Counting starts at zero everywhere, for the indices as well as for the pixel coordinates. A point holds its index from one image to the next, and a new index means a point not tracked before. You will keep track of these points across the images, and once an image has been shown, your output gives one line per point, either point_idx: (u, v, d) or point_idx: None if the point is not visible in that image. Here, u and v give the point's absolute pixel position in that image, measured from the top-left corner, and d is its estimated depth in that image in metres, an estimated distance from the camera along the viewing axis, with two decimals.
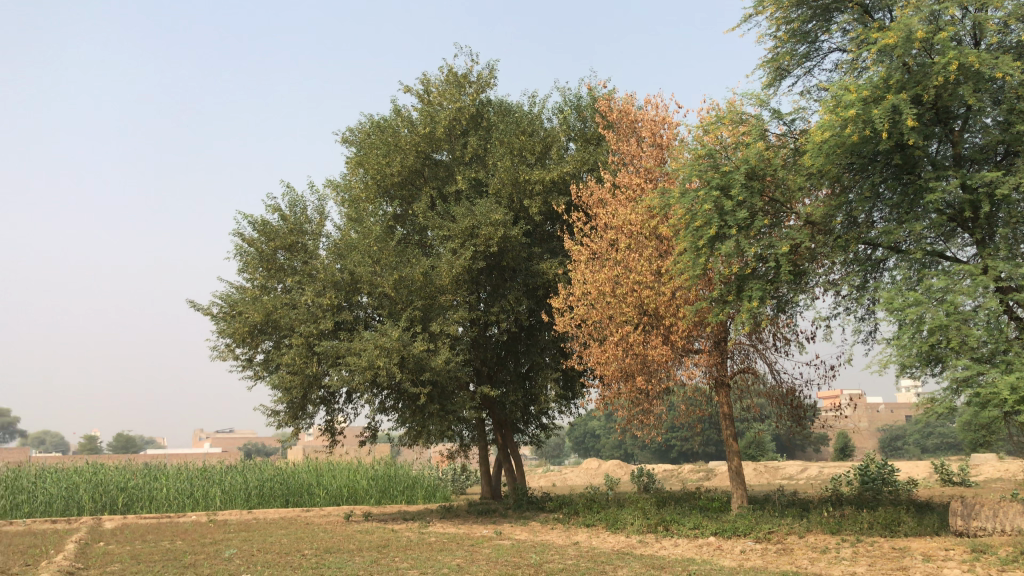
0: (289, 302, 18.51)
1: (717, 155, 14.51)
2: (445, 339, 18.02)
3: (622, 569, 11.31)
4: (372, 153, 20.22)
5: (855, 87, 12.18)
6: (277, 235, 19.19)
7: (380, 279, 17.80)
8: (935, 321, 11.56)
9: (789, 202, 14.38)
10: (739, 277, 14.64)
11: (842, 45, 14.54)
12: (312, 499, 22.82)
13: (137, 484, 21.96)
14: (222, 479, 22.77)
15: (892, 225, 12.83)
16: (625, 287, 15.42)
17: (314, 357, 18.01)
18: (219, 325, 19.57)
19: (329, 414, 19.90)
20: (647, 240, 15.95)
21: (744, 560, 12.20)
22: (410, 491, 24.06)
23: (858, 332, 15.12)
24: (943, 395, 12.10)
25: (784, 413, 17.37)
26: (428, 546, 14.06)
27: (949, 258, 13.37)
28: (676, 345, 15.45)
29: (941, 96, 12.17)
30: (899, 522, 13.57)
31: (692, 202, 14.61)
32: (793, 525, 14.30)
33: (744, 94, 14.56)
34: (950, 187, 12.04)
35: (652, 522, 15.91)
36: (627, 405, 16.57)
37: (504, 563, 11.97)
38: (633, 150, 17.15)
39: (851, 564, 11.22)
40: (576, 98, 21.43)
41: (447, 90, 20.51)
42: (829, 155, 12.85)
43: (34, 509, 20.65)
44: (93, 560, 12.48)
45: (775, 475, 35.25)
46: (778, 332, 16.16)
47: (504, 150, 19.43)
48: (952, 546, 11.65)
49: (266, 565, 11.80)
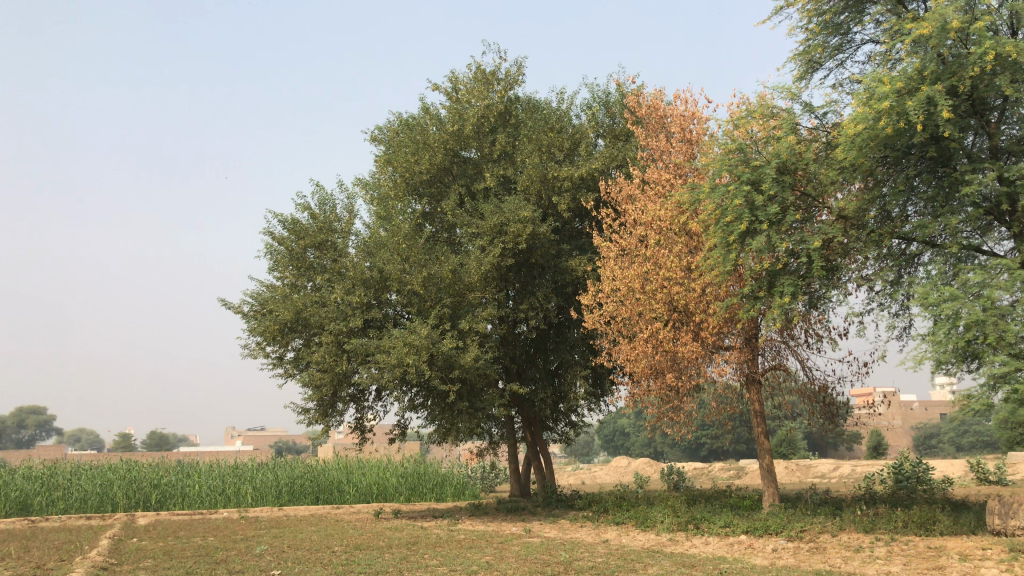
0: (319, 300, 18.60)
1: (748, 149, 14.34)
2: (474, 336, 18.01)
3: (652, 567, 11.23)
4: (400, 151, 20.31)
5: (888, 79, 12.00)
6: (307, 233, 19.31)
7: (409, 276, 17.80)
8: (972, 317, 11.35)
9: (822, 196, 14.12)
10: (771, 273, 14.38)
11: (875, 36, 14.30)
12: (342, 496, 22.93)
13: (170, 481, 22.23)
14: (254, 476, 22.96)
15: (927, 219, 12.67)
16: (654, 283, 15.30)
17: (343, 355, 18.13)
18: (251, 323, 19.70)
19: (359, 411, 19.98)
20: (677, 236, 15.83)
21: (776, 559, 12.06)
22: (439, 490, 24.04)
23: (892, 328, 14.91)
24: (980, 391, 11.89)
25: (816, 411, 17.20)
26: (457, 543, 14.05)
27: (986, 252, 13.17)
28: (707, 342, 15.35)
29: (977, 86, 11.94)
30: (934, 521, 13.34)
31: (722, 197, 14.47)
32: (827, 524, 14.13)
33: (775, 88, 14.40)
34: (987, 180, 11.84)
35: (683, 520, 15.79)
36: (657, 402, 16.50)
37: (533, 560, 11.95)
38: (663, 145, 17.06)
39: (886, 564, 11.05)
40: (604, 94, 21.31)
41: (476, 88, 20.47)
42: (862, 147, 12.66)
43: (70, 505, 20.99)
44: (126, 556, 12.62)
45: (806, 473, 34.91)
46: (810, 328, 15.99)
47: (532, 146, 19.38)
48: (989, 545, 11.43)
49: (296, 561, 11.87)
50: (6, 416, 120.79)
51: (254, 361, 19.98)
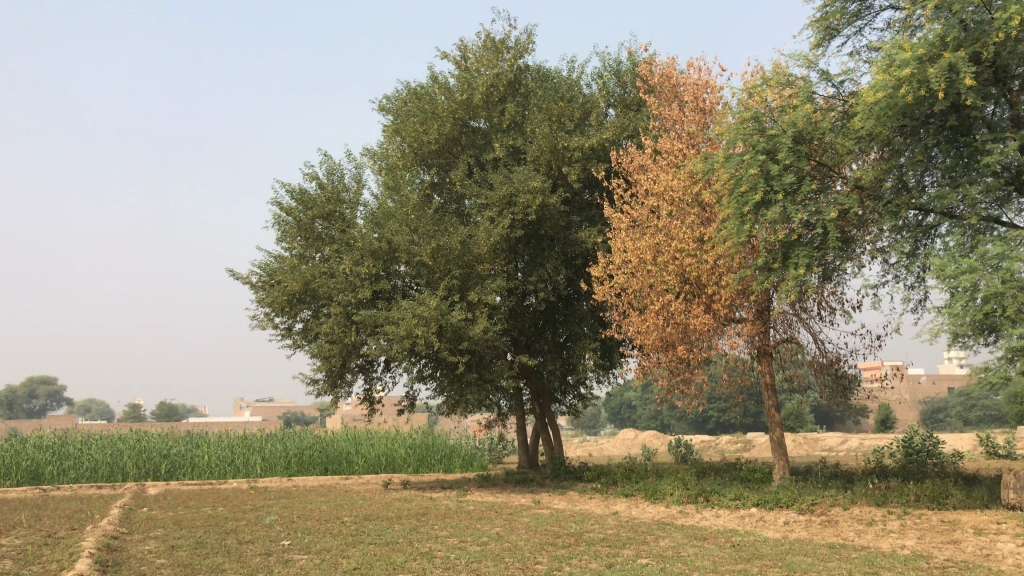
0: (327, 271, 18.48)
1: (763, 118, 14.05)
2: (483, 308, 17.89)
3: (663, 539, 11.17)
4: (409, 121, 20.07)
5: (909, 45, 11.70)
6: (315, 204, 19.15)
7: (418, 248, 17.64)
8: (990, 289, 11.16)
9: (837, 167, 13.87)
10: (785, 245, 14.17)
11: (895, 2, 13.94)
12: (350, 467, 22.98)
13: (180, 451, 22.30)
14: (263, 446, 22.96)
15: (946, 190, 12.37)
16: (666, 255, 15.10)
17: (352, 326, 18.03)
18: (259, 294, 19.61)
19: (368, 383, 19.92)
20: (689, 207, 15.61)
21: (788, 532, 11.99)
22: (448, 461, 24.06)
23: (908, 301, 14.72)
24: (997, 364, 11.73)
25: (828, 384, 17.06)
26: (466, 514, 14.00)
27: (1004, 224, 12.91)
28: (718, 314, 15.19)
29: (1000, 53, 11.64)
30: (947, 495, 13.24)
31: (736, 167, 14.22)
32: (838, 497, 14.04)
33: (790, 55, 14.10)
34: (1008, 149, 11.60)
35: (693, 493, 15.74)
36: (666, 374, 16.34)
37: (544, 531, 11.89)
38: (675, 114, 16.76)
39: (899, 537, 10.96)
40: (615, 63, 20.95)
41: (484, 56, 20.23)
42: (879, 116, 12.38)
43: (81, 474, 21.09)
44: (137, 525, 12.63)
45: (815, 447, 34.92)
46: (822, 301, 15.82)
47: (542, 116, 19.12)
48: (1004, 519, 11.32)
49: (307, 531, 11.84)
50: (16, 386, 121.47)
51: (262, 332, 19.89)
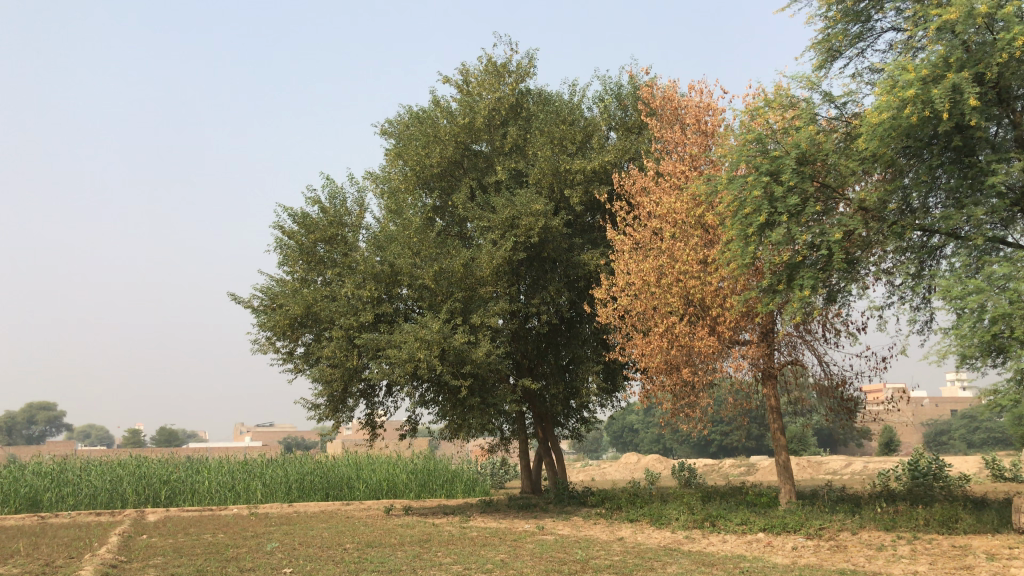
0: (329, 295, 18.41)
1: (766, 140, 14.05)
2: (486, 331, 17.77)
3: (671, 565, 11.00)
4: (411, 144, 20.08)
5: (913, 66, 11.71)
6: (317, 227, 19.07)
7: (420, 271, 17.57)
8: (998, 310, 11.05)
9: (841, 188, 13.83)
10: (789, 266, 14.07)
11: (897, 24, 13.96)
12: (351, 492, 22.80)
13: (179, 477, 22.09)
14: (263, 471, 22.76)
15: (951, 210, 12.27)
16: (670, 277, 15.01)
17: (354, 350, 17.93)
18: (260, 318, 19.52)
19: (369, 407, 19.78)
20: (693, 229, 15.55)
21: (797, 558, 11.82)
22: (450, 486, 23.86)
23: (914, 322, 14.61)
24: (1007, 386, 11.59)
25: (833, 407, 16.91)
26: (470, 540, 13.83)
27: (1010, 244, 12.81)
28: (723, 336, 15.07)
29: (1003, 74, 11.60)
30: (957, 519, 13.07)
31: (740, 189, 14.19)
32: (846, 522, 13.86)
33: (793, 77, 14.09)
34: (1013, 170, 11.54)
35: (698, 518, 15.56)
36: (671, 397, 16.20)
37: (549, 558, 11.72)
38: (677, 137, 16.73)
39: (911, 563, 10.79)
40: (617, 86, 21.00)
41: (486, 80, 20.29)
42: (883, 138, 12.33)
43: (80, 501, 20.84)
44: (136, 554, 12.43)
45: (818, 470, 34.66)
46: (827, 322, 15.72)
47: (544, 139, 19.12)
48: (1016, 544, 11.14)
49: (309, 559, 11.66)
50: (16, 412, 121.06)
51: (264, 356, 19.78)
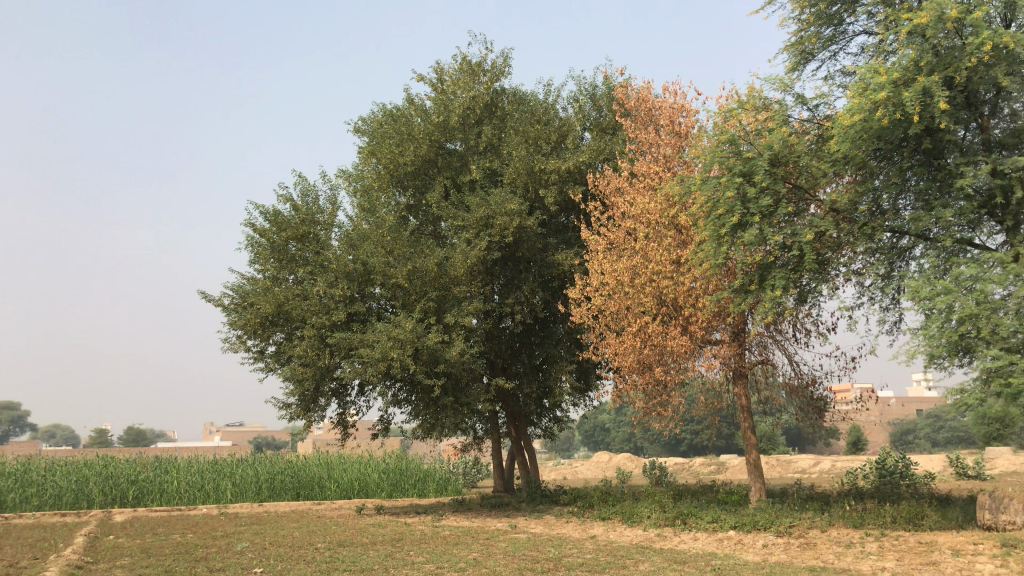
0: (301, 293, 18.30)
1: (739, 141, 14.14)
2: (460, 330, 17.74)
3: (643, 563, 11.05)
4: (384, 142, 19.98)
5: (884, 69, 11.86)
6: (289, 225, 18.83)
7: (393, 270, 17.50)
8: (965, 311, 11.21)
9: (812, 190, 14.00)
10: (761, 267, 14.20)
11: (869, 27, 14.15)
12: (323, 492, 22.68)
13: (147, 477, 21.81)
14: (233, 471, 22.55)
15: (921, 212, 12.44)
16: (643, 277, 15.09)
17: (326, 349, 17.83)
18: (231, 316, 19.34)
19: (341, 406, 19.68)
20: (666, 230, 15.63)
21: (768, 555, 11.92)
22: (422, 485, 23.79)
23: (883, 322, 14.81)
24: (973, 386, 11.76)
25: (803, 406, 17.09)
26: (443, 539, 13.81)
27: (977, 246, 12.96)
28: (695, 336, 15.16)
29: (972, 78, 11.77)
30: (923, 516, 13.26)
31: (714, 189, 14.28)
32: (816, 519, 14.00)
33: (766, 79, 14.22)
34: (981, 172, 11.71)
35: (670, 516, 15.66)
36: (643, 397, 16.29)
37: (522, 557, 11.72)
38: (651, 137, 16.83)
39: (879, 559, 10.93)
40: (591, 87, 21.09)
41: (461, 79, 20.29)
42: (855, 140, 12.50)
43: (44, 502, 20.54)
44: (103, 554, 12.26)
45: (788, 468, 35.02)
46: (798, 323, 15.89)
47: (519, 139, 19.11)
48: (981, 540, 11.32)
49: (279, 559, 11.58)
50: None
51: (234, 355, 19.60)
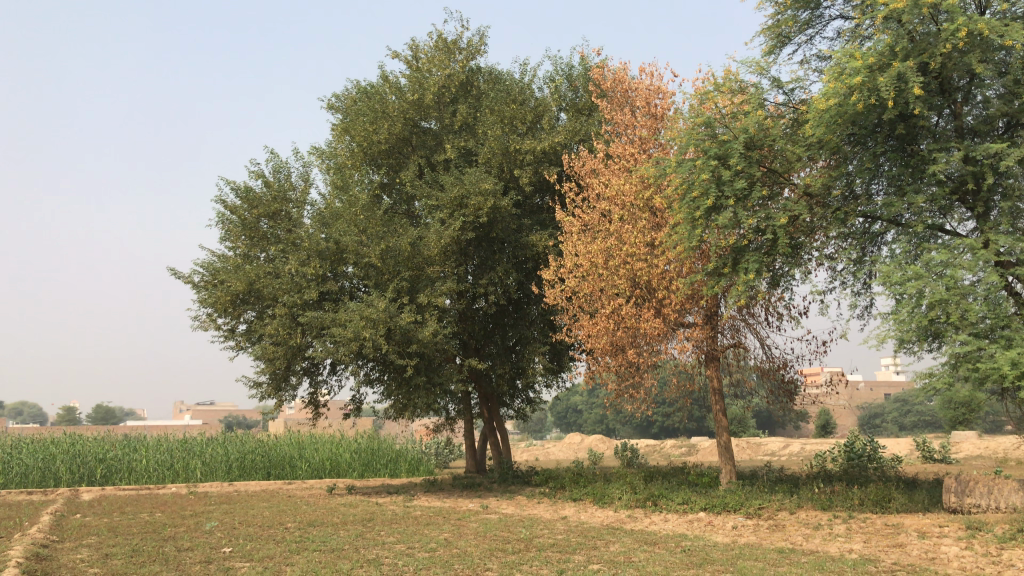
0: (272, 271, 18.10)
1: (715, 124, 14.13)
2: (433, 310, 17.61)
3: (613, 544, 11.10)
4: (358, 119, 19.73)
5: (861, 54, 11.87)
6: (260, 202, 18.72)
7: (366, 248, 17.34)
8: (935, 297, 11.28)
9: (787, 174, 14.03)
10: (735, 250, 14.22)
11: (845, 12, 14.13)
12: (293, 472, 22.56)
13: (116, 455, 21.55)
14: (203, 450, 22.35)
15: (893, 197, 12.48)
16: (617, 259, 15.02)
17: (297, 328, 17.65)
18: (201, 293, 19.11)
19: (313, 386, 19.54)
20: (640, 212, 15.56)
21: (737, 536, 12.01)
22: (394, 465, 23.72)
23: (854, 307, 14.92)
24: (942, 370, 11.86)
25: (773, 389, 17.20)
26: (413, 519, 13.75)
27: (948, 233, 13.01)
28: (668, 319, 15.16)
29: (946, 65, 11.83)
30: (889, 499, 13.41)
31: (689, 172, 14.23)
32: (784, 502, 14.09)
33: (743, 62, 14.19)
34: (953, 159, 11.73)
35: (641, 497, 15.73)
36: (616, 378, 16.31)
37: (492, 537, 11.72)
38: (627, 119, 16.75)
39: (846, 541, 11.03)
40: (567, 66, 20.94)
41: (436, 56, 20.09)
42: (829, 125, 12.49)
43: (9, 480, 20.37)
44: (69, 533, 12.10)
45: (758, 451, 35.37)
46: (770, 307, 15.97)
47: (494, 118, 18.95)
48: (946, 522, 11.46)
49: (249, 538, 11.47)
50: None
51: (205, 333, 19.40)
